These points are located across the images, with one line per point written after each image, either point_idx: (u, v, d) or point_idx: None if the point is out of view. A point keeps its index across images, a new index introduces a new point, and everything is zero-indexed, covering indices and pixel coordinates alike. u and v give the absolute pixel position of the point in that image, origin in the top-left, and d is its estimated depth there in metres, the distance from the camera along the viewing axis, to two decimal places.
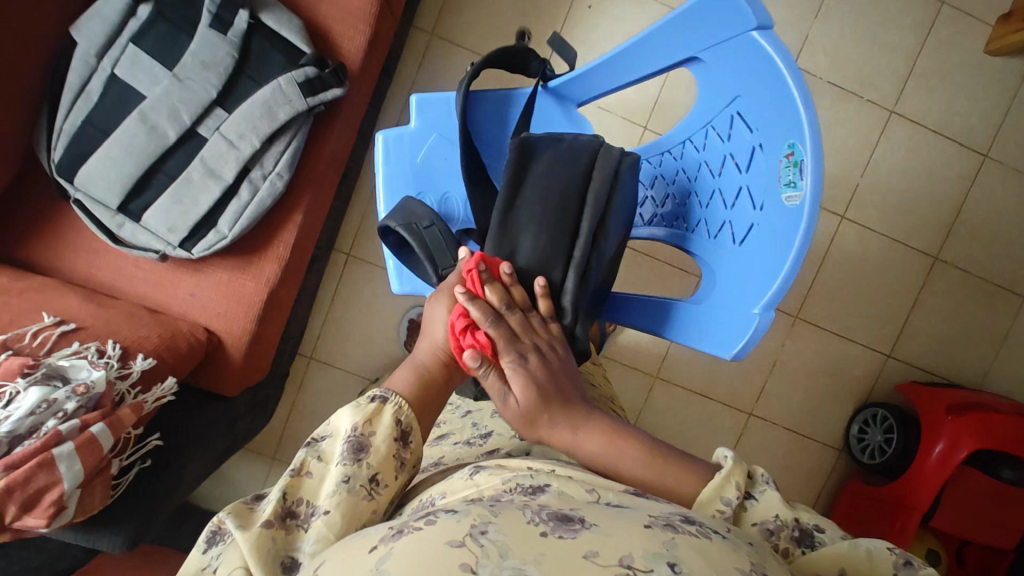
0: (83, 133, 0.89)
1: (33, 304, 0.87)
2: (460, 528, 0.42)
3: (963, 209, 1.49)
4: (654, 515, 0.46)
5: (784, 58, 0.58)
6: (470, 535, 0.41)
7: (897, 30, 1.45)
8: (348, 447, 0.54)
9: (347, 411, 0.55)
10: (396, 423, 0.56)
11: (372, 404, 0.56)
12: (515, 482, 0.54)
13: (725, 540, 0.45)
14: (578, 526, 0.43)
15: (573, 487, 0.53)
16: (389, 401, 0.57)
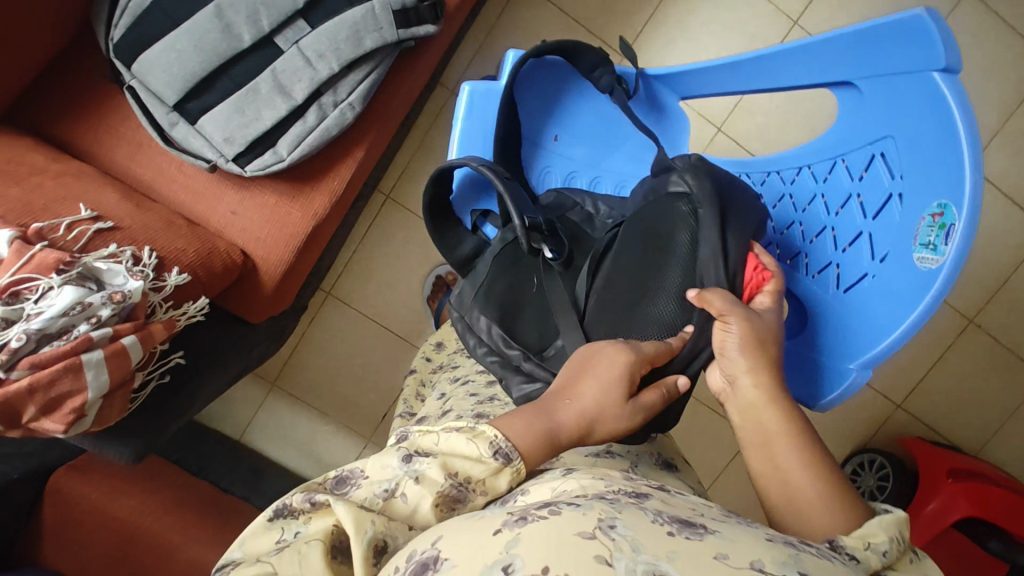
0: (149, 16, 0.81)
1: (68, 192, 0.80)
2: (587, 520, 0.40)
3: (1012, 279, 1.45)
4: (772, 531, 0.42)
5: (963, 110, 0.54)
6: (600, 529, 0.39)
7: (998, 82, 1.38)
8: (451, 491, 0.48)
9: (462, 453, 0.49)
10: (509, 492, 0.50)
11: (493, 462, 0.49)
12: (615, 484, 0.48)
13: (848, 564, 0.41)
14: (702, 531, 0.40)
15: (681, 501, 0.48)
16: (511, 463, 0.50)
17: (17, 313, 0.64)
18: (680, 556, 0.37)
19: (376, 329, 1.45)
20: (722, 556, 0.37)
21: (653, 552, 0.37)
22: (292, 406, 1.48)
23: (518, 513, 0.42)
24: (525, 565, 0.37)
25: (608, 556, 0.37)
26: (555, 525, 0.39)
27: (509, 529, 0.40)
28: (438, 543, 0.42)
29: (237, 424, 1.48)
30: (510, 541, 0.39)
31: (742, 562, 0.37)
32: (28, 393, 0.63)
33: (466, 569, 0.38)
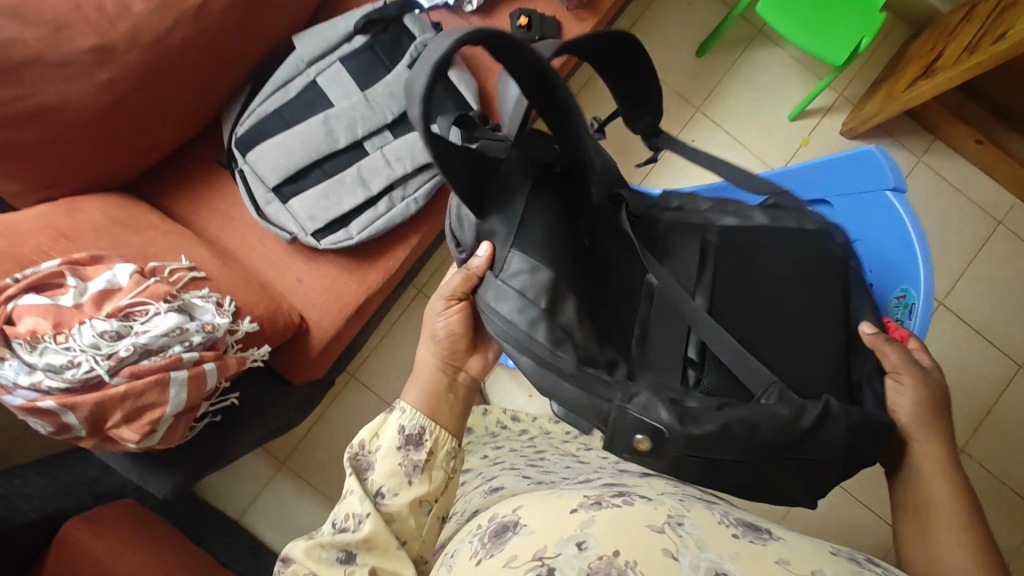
0: (269, 118, 1.02)
1: (172, 245, 0.93)
2: (657, 515, 0.44)
3: (993, 410, 1.55)
4: (837, 547, 0.45)
5: (912, 218, 0.70)
6: (668, 524, 0.43)
7: (955, 234, 1.61)
8: (359, 465, 0.64)
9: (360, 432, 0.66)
10: (399, 429, 0.64)
11: (379, 421, 0.65)
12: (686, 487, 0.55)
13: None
14: (767, 536, 0.44)
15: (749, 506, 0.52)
16: (394, 409, 0.66)
17: (127, 329, 0.74)
18: (743, 558, 0.41)
19: None
20: (783, 562, 0.40)
21: (719, 552, 0.41)
22: (299, 488, 1.47)
23: (594, 498, 0.47)
24: (597, 545, 0.42)
25: (674, 551, 0.41)
26: (626, 516, 0.44)
27: (584, 510, 0.46)
28: (519, 511, 0.50)
29: (240, 503, 1.46)
30: (584, 522, 0.44)
31: (802, 570, 0.40)
32: (119, 399, 0.72)
33: (544, 536, 0.44)
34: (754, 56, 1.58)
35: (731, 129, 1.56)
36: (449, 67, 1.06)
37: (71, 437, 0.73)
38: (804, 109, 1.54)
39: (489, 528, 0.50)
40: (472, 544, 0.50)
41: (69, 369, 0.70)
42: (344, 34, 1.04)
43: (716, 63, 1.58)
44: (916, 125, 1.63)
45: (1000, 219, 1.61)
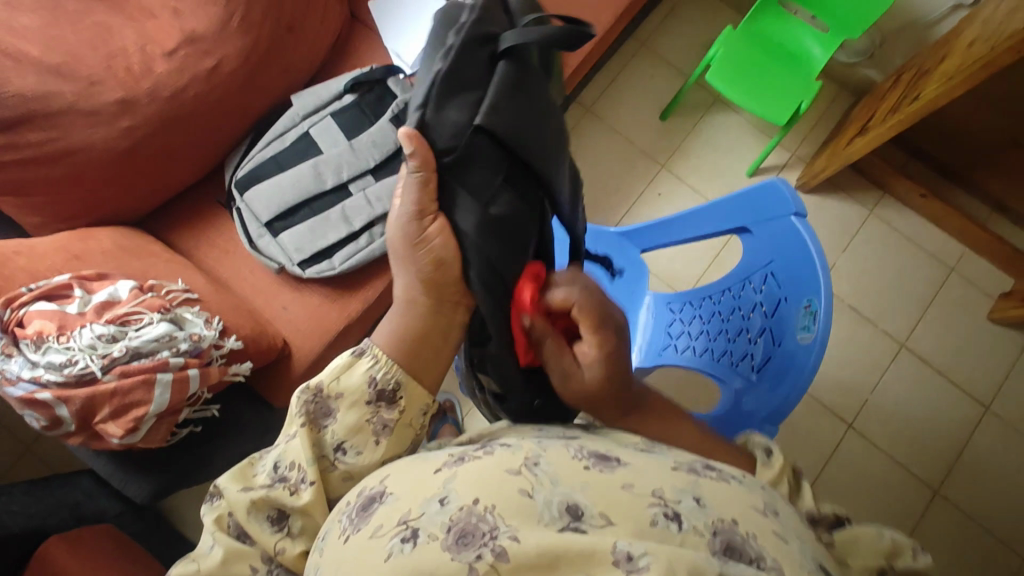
0: (266, 163, 1.16)
1: (171, 270, 1.04)
2: (515, 459, 0.48)
3: (965, 452, 1.58)
4: (679, 461, 0.51)
5: (812, 238, 0.81)
6: (525, 466, 0.47)
7: (911, 280, 1.70)
8: (319, 408, 0.60)
9: (322, 375, 0.61)
10: (369, 381, 0.61)
11: (346, 364, 0.61)
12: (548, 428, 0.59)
13: (742, 486, 0.49)
14: (614, 463, 0.48)
15: (605, 438, 0.57)
16: (365, 356, 0.62)
17: (122, 334, 0.84)
18: (592, 487, 0.45)
19: None
20: (627, 486, 0.45)
21: (570, 485, 0.45)
22: None
23: (458, 456, 0.50)
24: (460, 498, 0.45)
25: (531, 490, 0.45)
26: (488, 467, 0.47)
27: (447, 468, 0.49)
28: (385, 480, 0.51)
29: None
30: (447, 479, 0.47)
31: (645, 490, 0.45)
32: (109, 395, 0.80)
33: (410, 501, 0.47)
34: (712, 119, 1.74)
35: (694, 184, 1.70)
36: None
37: (62, 434, 0.82)
38: (760, 165, 1.68)
39: (357, 502, 0.51)
40: (341, 519, 0.50)
41: (67, 367, 0.79)
42: (336, 93, 1.20)
43: (678, 125, 1.74)
44: (866, 181, 1.76)
45: (953, 267, 1.71)
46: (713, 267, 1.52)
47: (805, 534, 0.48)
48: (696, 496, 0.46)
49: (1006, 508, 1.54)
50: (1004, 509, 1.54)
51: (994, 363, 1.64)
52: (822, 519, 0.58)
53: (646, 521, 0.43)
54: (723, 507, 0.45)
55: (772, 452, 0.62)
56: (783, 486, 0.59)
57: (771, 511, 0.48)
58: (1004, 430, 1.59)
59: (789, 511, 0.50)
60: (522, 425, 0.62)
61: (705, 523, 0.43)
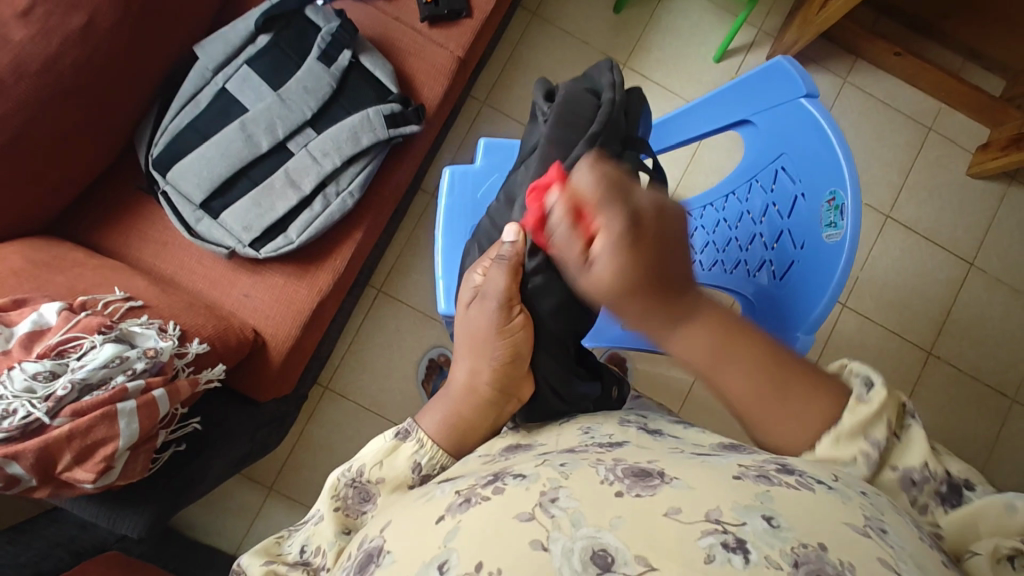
0: (184, 133, 0.99)
1: (105, 279, 0.89)
2: (530, 497, 0.39)
3: (953, 310, 1.60)
4: (746, 464, 0.40)
5: (827, 119, 0.72)
6: (539, 507, 0.38)
7: (890, 147, 1.65)
8: (355, 494, 0.56)
9: (363, 454, 0.58)
10: (414, 466, 0.58)
11: (389, 444, 0.58)
12: (590, 439, 0.50)
13: (833, 492, 0.37)
14: (656, 482, 0.38)
15: (657, 444, 0.47)
16: (408, 439, 0.59)
17: (62, 367, 0.72)
18: (625, 522, 0.35)
19: (375, 419, 1.45)
20: (672, 511, 0.35)
21: (596, 522, 0.35)
22: (291, 511, 1.41)
23: (464, 495, 0.42)
24: (459, 562, 0.36)
25: (545, 541, 0.35)
26: (495, 513, 0.39)
27: (451, 516, 0.41)
28: (385, 532, 0.44)
29: (231, 539, 1.40)
30: (450, 533, 0.39)
31: (697, 515, 0.34)
32: (65, 440, 0.69)
33: (408, 563, 0.39)
34: (670, 3, 1.58)
35: (660, 79, 1.57)
36: (361, 52, 1.04)
37: (25, 489, 0.70)
38: (726, 48, 1.55)
39: (357, 557, 0.45)
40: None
41: (6, 419, 0.68)
42: (246, 35, 1.01)
43: (635, 15, 1.58)
44: (836, 48, 1.66)
45: (930, 126, 1.66)
46: (693, 167, 1.43)
47: (924, 553, 0.35)
48: (767, 514, 0.34)
49: (994, 356, 1.59)
50: (992, 356, 1.59)
51: (976, 219, 1.64)
52: (931, 479, 0.46)
53: (698, 559, 0.32)
54: (805, 523, 0.34)
55: (873, 387, 0.49)
56: (877, 426, 0.47)
57: (875, 527, 0.35)
58: (989, 282, 1.61)
59: (896, 515, 0.38)
60: (563, 437, 0.53)
61: (782, 552, 0.32)
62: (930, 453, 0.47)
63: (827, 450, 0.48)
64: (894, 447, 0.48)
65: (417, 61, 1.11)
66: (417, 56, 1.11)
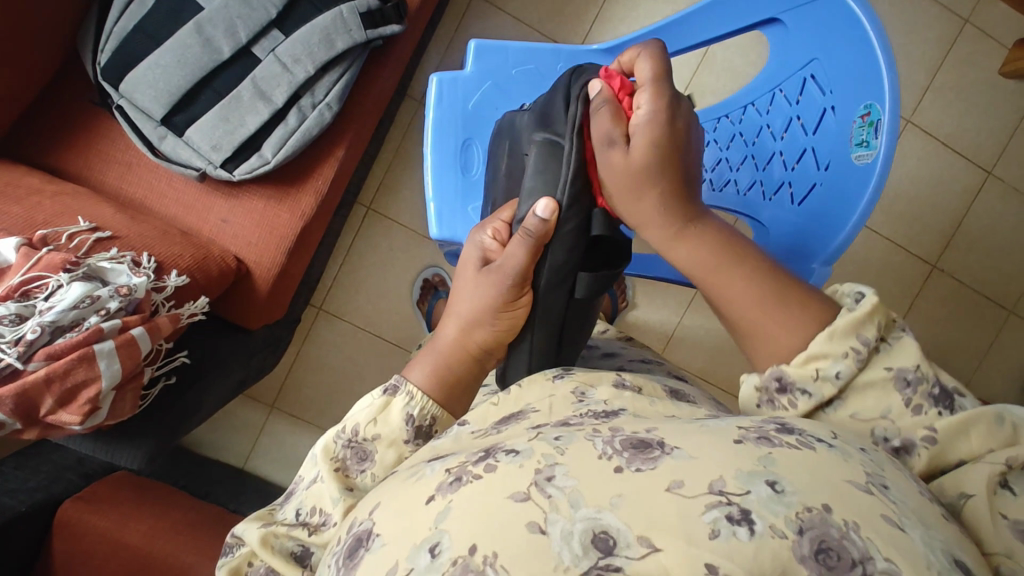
0: (133, 37, 0.87)
1: (67, 208, 0.82)
2: (523, 475, 0.37)
3: (964, 221, 1.54)
4: (744, 426, 0.39)
5: (869, 17, 0.63)
6: (535, 485, 0.36)
7: (921, 43, 1.51)
8: (351, 454, 0.54)
9: (354, 415, 0.55)
10: (406, 418, 0.55)
11: (379, 402, 0.56)
12: (586, 406, 0.48)
13: (833, 450, 0.37)
14: (658, 454, 0.37)
15: (653, 412, 0.46)
16: (398, 393, 0.56)
17: (29, 310, 0.67)
18: (627, 498, 0.34)
19: (372, 340, 1.43)
20: (675, 485, 0.34)
21: (595, 502, 0.35)
22: (294, 428, 1.44)
23: (455, 474, 0.40)
24: (451, 544, 0.35)
25: (543, 522, 0.34)
26: (486, 494, 0.37)
27: (442, 495, 0.38)
28: (374, 513, 0.41)
29: (238, 454, 1.43)
30: (440, 513, 0.37)
31: (698, 487, 0.34)
32: (45, 384, 0.66)
33: (396, 547, 0.37)
34: None
35: None
36: None
37: (12, 432, 0.68)
38: None
39: (346, 540, 0.42)
40: (330, 565, 0.41)
41: None
42: None
43: None
44: None
45: (966, 18, 1.51)
46: (704, 70, 1.31)
47: (926, 507, 0.36)
48: (770, 479, 0.34)
49: (999, 268, 1.56)
50: (997, 269, 1.56)
51: (1000, 123, 1.53)
52: (924, 382, 0.45)
53: (703, 534, 0.32)
54: (807, 484, 0.34)
55: (865, 296, 0.48)
56: (869, 326, 0.47)
57: (876, 483, 0.36)
58: (1005, 191, 1.54)
59: (894, 470, 0.38)
60: (557, 399, 0.51)
61: (787, 518, 0.32)
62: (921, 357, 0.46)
63: (819, 347, 0.48)
64: (885, 348, 0.47)
65: None
66: None
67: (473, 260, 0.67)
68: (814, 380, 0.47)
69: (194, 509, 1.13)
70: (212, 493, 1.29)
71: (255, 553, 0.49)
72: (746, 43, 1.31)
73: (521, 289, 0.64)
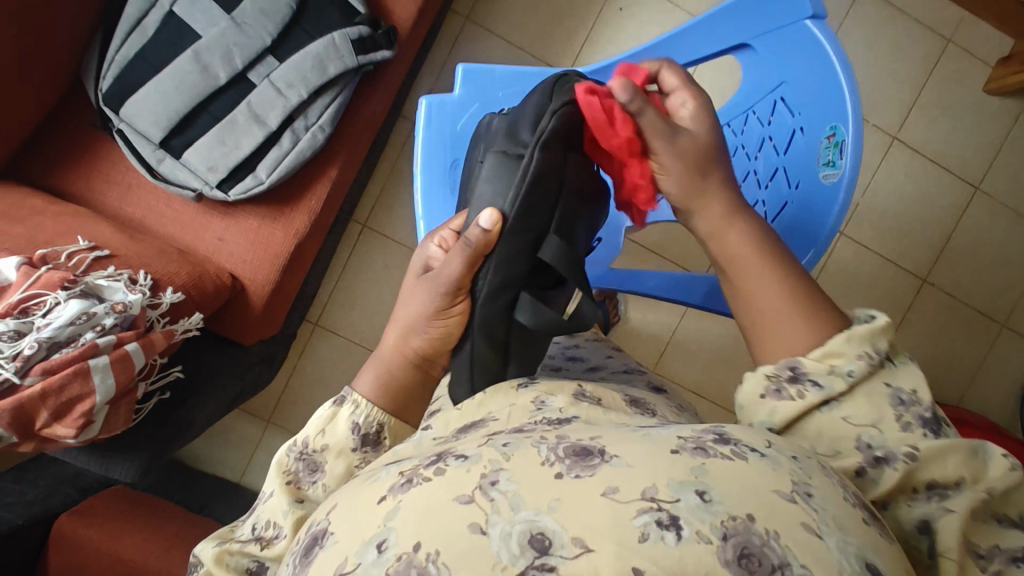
0: (133, 65, 0.91)
1: (68, 228, 0.85)
2: (469, 479, 0.38)
3: (954, 235, 1.56)
4: (684, 436, 0.40)
5: (833, 44, 0.66)
6: (480, 489, 0.37)
7: (906, 62, 1.54)
8: (304, 466, 0.56)
9: (305, 428, 0.58)
10: (354, 426, 0.59)
11: (329, 412, 0.59)
12: (541, 414, 0.50)
13: (765, 459, 0.38)
14: (596, 462, 0.38)
15: (604, 420, 0.49)
16: (345, 404, 0.60)
17: (28, 326, 0.70)
18: (563, 504, 0.35)
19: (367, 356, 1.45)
20: (610, 491, 0.36)
21: (534, 506, 0.36)
22: None
23: (407, 476, 0.41)
24: (397, 542, 0.36)
25: (484, 524, 0.35)
26: (432, 496, 0.38)
27: (392, 495, 0.40)
28: (330, 514, 0.42)
29: (234, 468, 1.45)
30: (389, 513, 0.38)
31: (632, 494, 0.35)
32: (41, 398, 0.68)
33: (347, 544, 0.38)
34: None
35: None
36: None
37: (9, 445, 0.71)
38: None
39: (303, 540, 0.43)
40: (287, 564, 0.42)
41: None
42: None
43: None
44: None
45: (949, 37, 1.54)
46: None
47: (848, 514, 0.37)
48: (700, 489, 0.35)
49: (989, 282, 1.57)
50: (987, 283, 1.57)
51: (987, 139, 1.55)
52: (916, 407, 0.47)
53: (633, 538, 0.34)
54: (732, 493, 0.35)
55: (878, 319, 0.50)
56: (875, 344, 0.48)
57: (802, 492, 0.37)
58: (993, 206, 1.56)
59: (824, 479, 0.39)
60: (517, 409, 0.52)
61: (711, 526, 0.34)
62: (921, 382, 0.48)
63: (835, 347, 0.49)
64: (888, 367, 0.48)
65: None
66: None
67: (416, 269, 0.70)
68: (826, 373, 0.48)
69: (190, 522, 1.15)
70: (205, 507, 1.30)
71: (211, 571, 0.50)
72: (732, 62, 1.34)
73: (455, 295, 0.64)
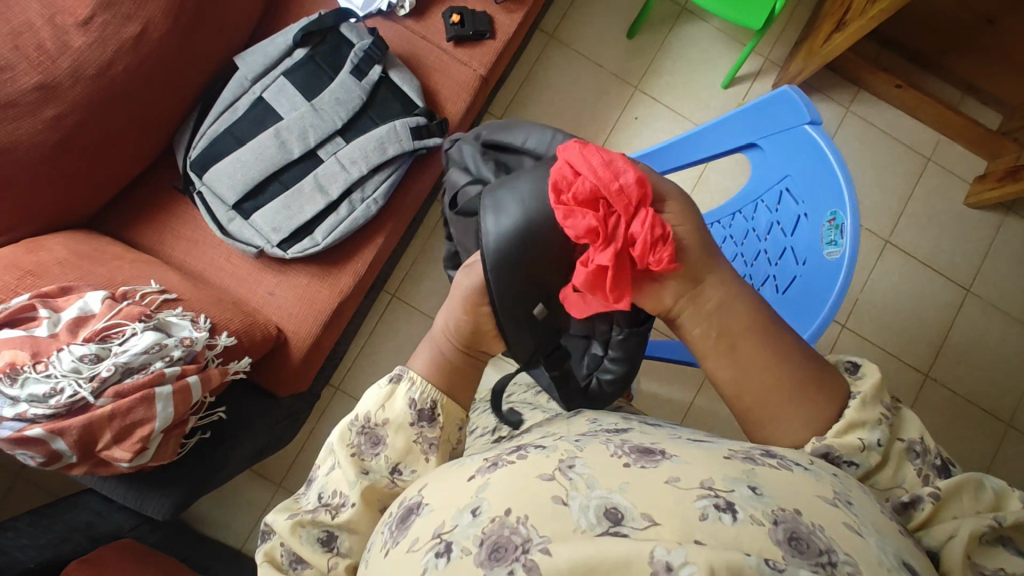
0: (221, 138, 1.05)
1: (143, 273, 0.94)
2: (550, 462, 0.43)
3: (951, 332, 1.64)
4: (734, 448, 0.46)
5: (829, 145, 0.78)
6: (559, 470, 0.42)
7: (891, 175, 1.71)
8: (366, 440, 0.56)
9: (365, 404, 0.58)
10: (411, 403, 0.58)
11: (386, 390, 0.59)
12: (598, 426, 0.55)
13: (809, 472, 0.44)
14: (659, 457, 0.43)
15: (658, 431, 0.53)
16: (402, 381, 0.59)
17: (106, 351, 0.77)
18: (632, 486, 0.40)
19: None
20: (672, 479, 0.40)
21: (607, 485, 0.41)
22: None
23: (492, 459, 0.46)
24: (489, 508, 0.41)
25: (565, 496, 0.40)
26: (517, 474, 0.43)
27: (481, 474, 0.45)
28: (423, 489, 0.47)
29: (239, 533, 1.42)
30: (480, 486, 0.43)
31: (692, 482, 0.40)
32: (108, 418, 0.74)
33: (444, 510, 0.43)
34: (682, 29, 1.63)
35: (669, 102, 1.60)
36: (391, 68, 1.10)
37: (65, 467, 0.75)
38: (734, 75, 1.58)
39: (397, 513, 0.47)
40: (382, 531, 0.47)
41: (53, 397, 0.73)
42: (285, 49, 1.08)
43: (648, 40, 1.63)
44: (840, 79, 1.74)
45: (929, 156, 1.72)
46: (700, 189, 1.49)
47: (885, 524, 0.42)
48: (751, 484, 0.40)
49: (990, 379, 1.63)
50: (988, 380, 1.62)
51: (973, 246, 1.68)
52: (926, 456, 0.52)
53: (694, 517, 0.38)
54: (782, 493, 0.40)
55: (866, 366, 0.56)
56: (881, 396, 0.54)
57: (842, 499, 0.42)
58: (985, 307, 1.65)
59: (862, 494, 0.44)
60: (571, 425, 0.57)
61: (763, 512, 0.38)
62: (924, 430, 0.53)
63: (854, 414, 0.52)
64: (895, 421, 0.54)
65: (441, 78, 1.17)
66: (441, 73, 1.17)
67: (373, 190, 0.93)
68: (860, 450, 0.50)
69: None
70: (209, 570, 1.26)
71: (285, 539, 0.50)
72: (735, 165, 1.50)
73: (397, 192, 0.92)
